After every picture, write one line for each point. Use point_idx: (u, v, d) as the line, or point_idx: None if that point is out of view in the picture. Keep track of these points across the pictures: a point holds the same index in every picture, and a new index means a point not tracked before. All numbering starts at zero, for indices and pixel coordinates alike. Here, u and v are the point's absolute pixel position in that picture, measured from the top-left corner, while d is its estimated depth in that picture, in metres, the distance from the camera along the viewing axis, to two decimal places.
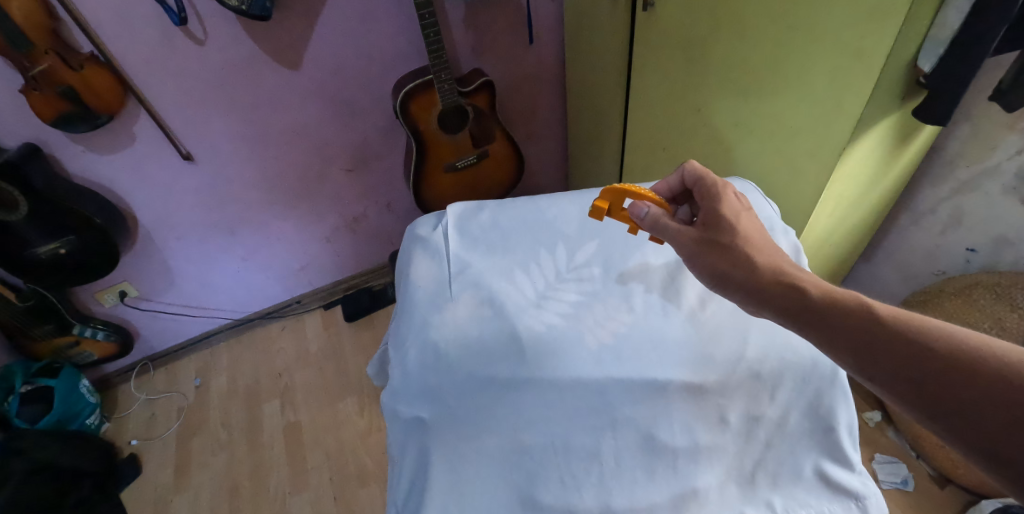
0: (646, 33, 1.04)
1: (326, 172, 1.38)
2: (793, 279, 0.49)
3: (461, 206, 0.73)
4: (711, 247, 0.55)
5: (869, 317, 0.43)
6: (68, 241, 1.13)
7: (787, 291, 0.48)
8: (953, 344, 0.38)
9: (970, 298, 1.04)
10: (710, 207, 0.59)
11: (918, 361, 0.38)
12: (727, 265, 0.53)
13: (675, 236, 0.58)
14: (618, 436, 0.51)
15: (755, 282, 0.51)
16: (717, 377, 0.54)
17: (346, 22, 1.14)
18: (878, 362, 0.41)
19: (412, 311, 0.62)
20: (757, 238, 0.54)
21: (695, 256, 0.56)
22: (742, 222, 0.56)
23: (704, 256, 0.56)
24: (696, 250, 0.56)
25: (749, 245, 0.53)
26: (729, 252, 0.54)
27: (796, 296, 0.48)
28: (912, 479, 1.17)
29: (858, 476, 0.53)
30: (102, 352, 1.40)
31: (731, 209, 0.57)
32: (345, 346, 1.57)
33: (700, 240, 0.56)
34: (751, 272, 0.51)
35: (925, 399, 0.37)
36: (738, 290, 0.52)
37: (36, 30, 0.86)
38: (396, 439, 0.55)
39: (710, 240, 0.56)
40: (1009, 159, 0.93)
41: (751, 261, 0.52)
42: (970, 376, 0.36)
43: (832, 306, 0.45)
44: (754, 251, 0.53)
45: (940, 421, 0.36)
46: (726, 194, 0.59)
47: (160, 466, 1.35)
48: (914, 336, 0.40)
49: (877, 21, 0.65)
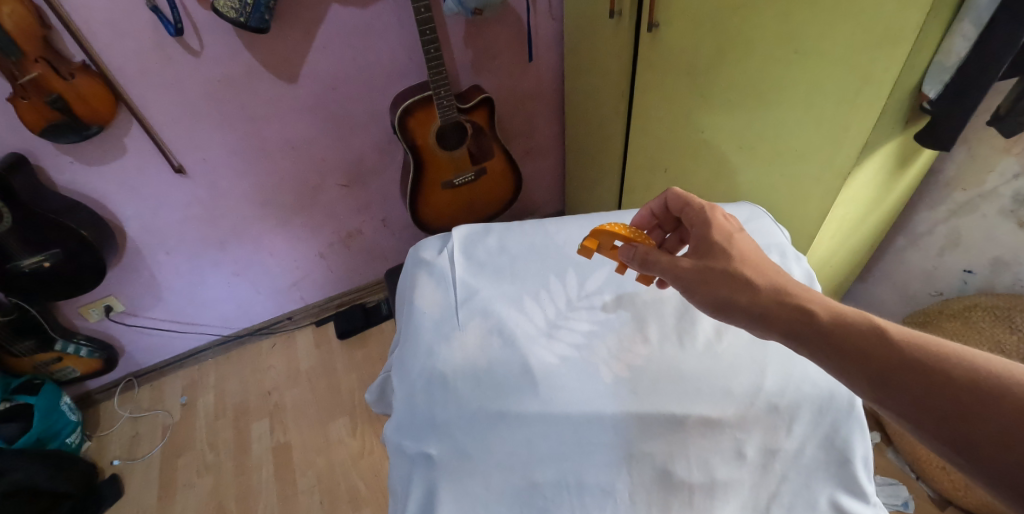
0: (649, 54, 1.04)
1: (322, 186, 1.36)
2: (802, 301, 0.47)
3: (467, 229, 0.72)
4: (710, 274, 0.53)
5: (884, 340, 0.41)
6: (53, 255, 1.09)
7: (796, 315, 0.46)
8: (975, 371, 0.37)
9: (970, 320, 1.04)
10: (703, 233, 0.57)
11: (937, 390, 0.37)
12: (729, 291, 0.51)
13: (669, 268, 0.55)
14: (632, 472, 0.49)
15: (764, 308, 0.48)
16: (735, 411, 0.52)
17: (346, 37, 1.12)
18: (897, 391, 0.39)
19: (417, 339, 0.60)
20: (757, 262, 0.52)
21: (696, 284, 0.53)
22: (738, 248, 0.54)
23: (704, 287, 0.53)
24: (694, 279, 0.53)
25: (750, 268, 0.51)
26: (733, 277, 0.51)
27: (806, 319, 0.45)
28: (913, 501, 1.16)
29: (873, 507, 0.51)
30: (85, 368, 1.35)
31: (723, 232, 0.56)
32: (337, 363, 1.54)
33: (696, 268, 0.54)
34: (756, 297, 0.49)
35: (944, 429, 0.36)
36: (745, 318, 0.50)
37: (26, 38, 0.83)
38: (400, 473, 0.53)
39: (707, 266, 0.53)
40: (1005, 183, 0.94)
41: (754, 283, 0.50)
42: (995, 405, 0.34)
43: (847, 331, 0.43)
44: (756, 273, 0.51)
45: (963, 452, 0.35)
46: (715, 219, 0.58)
47: (142, 489, 1.30)
48: (931, 362, 0.39)
49: (886, 47, 0.65)
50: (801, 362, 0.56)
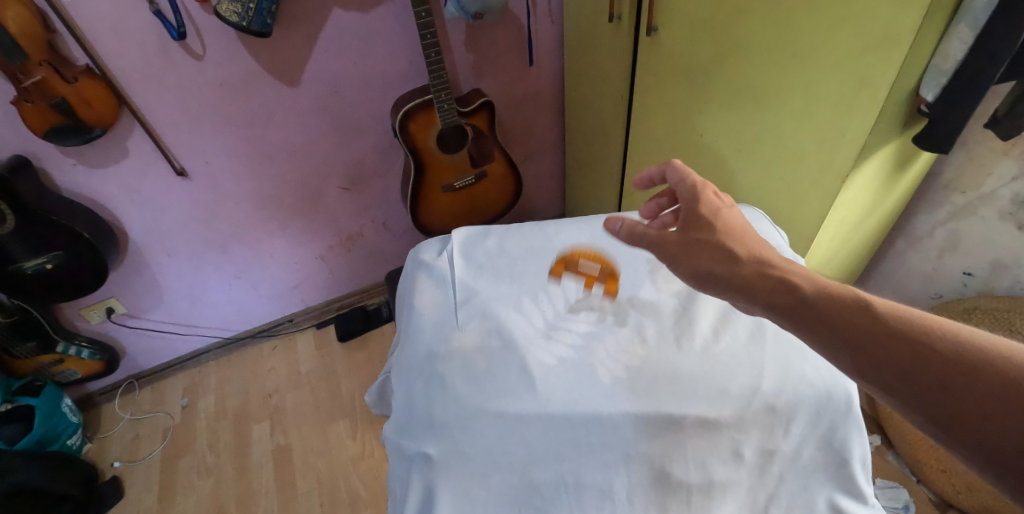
0: (648, 57, 1.04)
1: (323, 189, 1.36)
2: (785, 275, 0.47)
3: (467, 231, 0.72)
4: (695, 246, 0.54)
5: (865, 311, 0.41)
6: (56, 256, 1.10)
7: (779, 288, 0.46)
8: (958, 345, 0.37)
9: (969, 322, 1.03)
10: (691, 209, 0.57)
11: (920, 362, 0.37)
12: (712, 263, 0.52)
13: (654, 241, 0.57)
14: (631, 472, 0.50)
15: (748, 281, 0.48)
16: (733, 411, 0.52)
17: (347, 41, 1.13)
18: (877, 362, 0.39)
19: (417, 341, 0.60)
20: (742, 235, 0.53)
21: (680, 257, 0.55)
22: (724, 222, 0.55)
23: (687, 258, 0.54)
24: (680, 252, 0.55)
25: (736, 243, 0.52)
26: (721, 249, 0.52)
27: (789, 293, 0.45)
28: (914, 504, 1.16)
29: (872, 509, 0.52)
30: (86, 370, 1.36)
31: (711, 208, 0.56)
32: (338, 366, 1.54)
33: (682, 241, 0.55)
34: (739, 270, 0.50)
35: (925, 403, 0.36)
36: (725, 289, 0.50)
37: (31, 42, 0.84)
38: (400, 473, 0.53)
39: (692, 239, 0.55)
40: (1003, 185, 0.94)
41: (737, 256, 0.51)
42: (978, 378, 0.34)
43: (831, 303, 0.43)
44: (739, 245, 0.52)
45: (943, 425, 0.35)
46: (705, 195, 0.58)
47: (143, 490, 1.30)
48: (916, 336, 0.38)
49: (884, 50, 0.65)
50: (800, 364, 0.55)
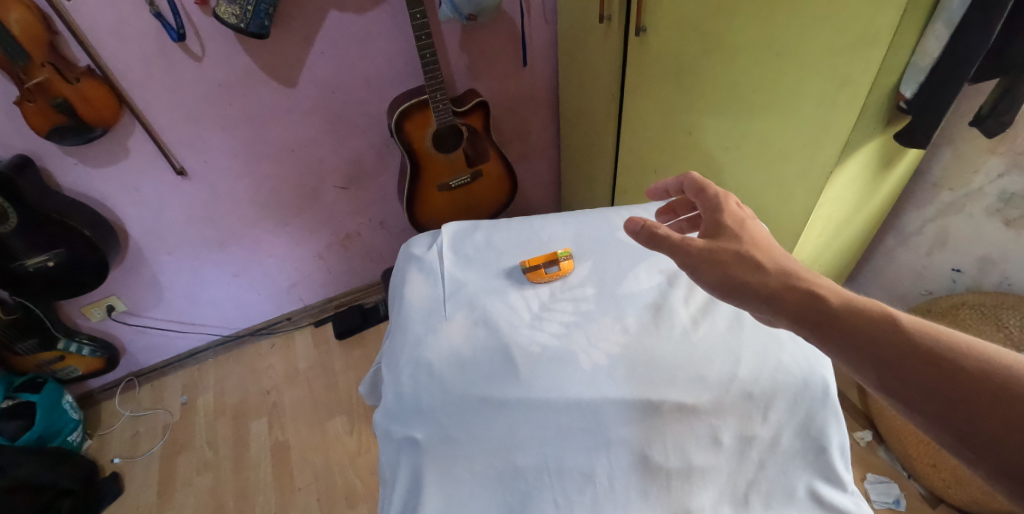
0: (639, 58, 1.06)
1: (320, 188, 1.38)
2: (812, 287, 0.46)
3: (456, 226, 0.74)
4: (722, 254, 0.52)
5: (890, 325, 0.40)
6: (57, 254, 1.12)
7: (804, 299, 0.45)
8: (984, 363, 0.36)
9: (956, 317, 1.05)
10: (714, 219, 0.57)
11: (943, 379, 0.36)
12: (740, 272, 0.50)
13: (677, 247, 0.54)
14: (611, 457, 0.51)
15: (772, 290, 0.47)
16: (711, 397, 0.54)
17: (344, 42, 1.15)
18: (898, 376, 0.38)
19: (406, 331, 0.62)
20: (768, 246, 0.52)
21: (704, 265, 0.52)
22: (749, 233, 0.54)
23: (715, 267, 0.52)
24: (703, 260, 0.52)
25: (760, 251, 0.51)
26: (745, 259, 0.50)
27: (814, 305, 0.44)
28: (904, 499, 1.17)
29: (851, 496, 0.53)
30: (87, 367, 1.38)
31: (735, 218, 0.55)
32: (335, 363, 1.56)
33: (707, 248, 0.53)
34: (765, 277, 0.48)
35: (950, 420, 0.35)
36: (752, 299, 0.49)
37: (32, 43, 0.86)
38: (388, 458, 0.55)
39: (718, 247, 0.52)
40: (990, 182, 0.96)
41: (763, 266, 0.49)
42: (1004, 398, 0.33)
43: (856, 317, 0.42)
44: (763, 254, 0.51)
45: (966, 443, 0.34)
46: (727, 205, 0.58)
47: (142, 486, 1.32)
48: (941, 354, 0.37)
49: (863, 49, 0.67)
50: (776, 352, 0.57)
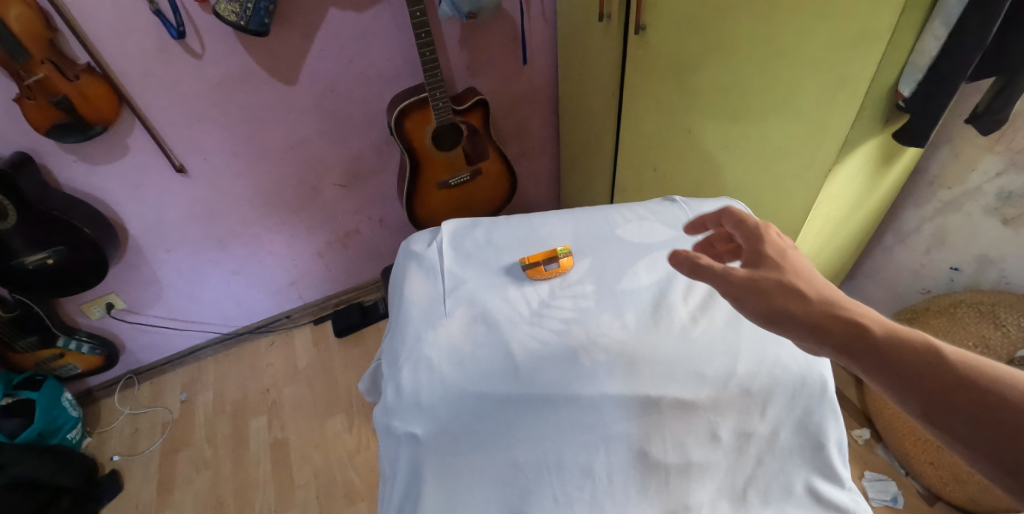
0: (638, 57, 1.07)
1: (320, 186, 1.38)
2: (858, 317, 0.42)
3: (455, 223, 0.74)
4: (767, 286, 0.46)
5: (943, 364, 0.37)
6: (56, 252, 1.12)
7: (853, 331, 0.41)
8: None
9: (954, 316, 1.05)
10: (755, 249, 0.50)
11: (1003, 419, 0.33)
12: (786, 304, 0.44)
13: (720, 278, 0.47)
14: (610, 453, 0.52)
15: (818, 322, 0.43)
16: (710, 394, 0.54)
17: (344, 39, 1.15)
18: (957, 420, 0.35)
19: (406, 327, 0.62)
20: (818, 280, 0.46)
21: (749, 297, 0.46)
22: (795, 265, 0.48)
23: (758, 299, 0.45)
24: (749, 293, 0.46)
25: (803, 280, 0.46)
26: (790, 290, 0.45)
27: (863, 338, 0.40)
28: (902, 496, 1.18)
29: (848, 492, 0.54)
30: (86, 365, 1.38)
31: (778, 248, 0.49)
32: (335, 361, 1.56)
33: (752, 279, 0.46)
34: (811, 307, 0.44)
35: (1010, 460, 0.32)
36: (798, 332, 0.43)
37: (32, 40, 0.86)
38: (388, 453, 0.55)
39: (764, 278, 0.46)
40: (988, 181, 0.96)
41: (809, 297, 0.44)
42: None
43: (904, 350, 0.39)
44: (810, 286, 0.45)
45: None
46: (768, 235, 0.51)
47: (141, 484, 1.32)
48: (997, 390, 0.34)
49: (862, 46, 0.67)
50: (775, 349, 0.57)
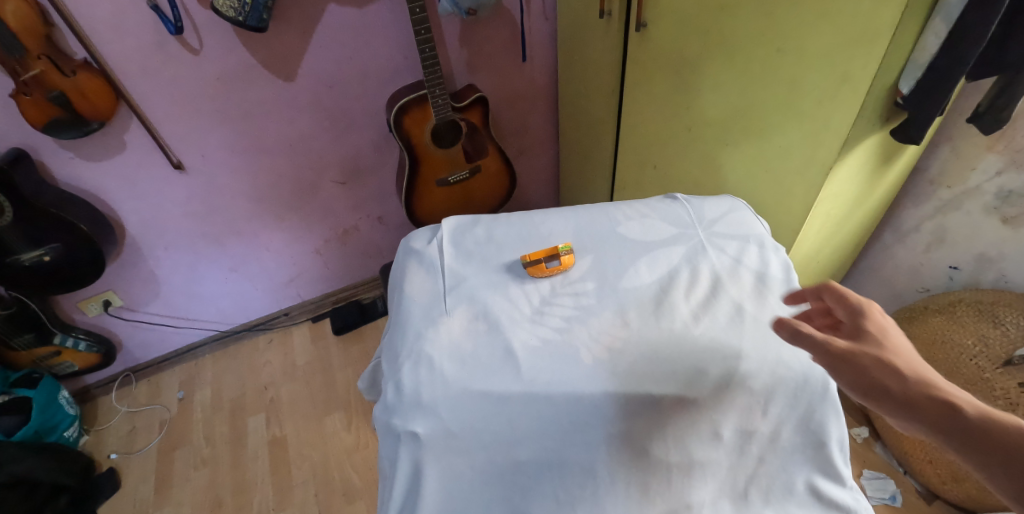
0: (639, 54, 1.06)
1: (318, 183, 1.37)
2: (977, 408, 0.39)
3: (456, 221, 0.74)
4: (873, 362, 0.43)
5: None
6: (53, 249, 1.11)
7: (944, 412, 0.39)
8: None
9: (954, 315, 1.05)
10: (858, 324, 0.47)
11: None
12: (894, 382, 0.41)
13: (823, 349, 0.45)
14: (612, 452, 0.52)
15: (927, 406, 0.39)
16: (712, 392, 0.54)
17: (343, 36, 1.15)
18: None
19: (406, 325, 0.62)
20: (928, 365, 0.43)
21: (852, 370, 0.43)
22: (902, 346, 0.45)
23: (864, 373, 0.43)
24: (852, 367, 0.43)
25: (910, 361, 0.43)
26: (897, 369, 0.42)
27: (955, 420, 0.38)
28: (900, 495, 1.18)
29: (849, 490, 0.55)
30: (83, 363, 1.37)
31: (882, 325, 0.47)
32: (333, 359, 1.56)
33: (857, 353, 0.44)
34: (907, 385, 0.41)
35: None
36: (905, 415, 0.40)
37: (28, 35, 0.85)
38: (388, 451, 0.55)
39: (870, 353, 0.44)
40: (988, 180, 0.96)
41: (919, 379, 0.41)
42: None
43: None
44: (919, 369, 0.42)
45: None
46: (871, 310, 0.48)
47: (138, 482, 1.31)
48: None
49: (865, 44, 0.67)
50: (777, 347, 0.56)
